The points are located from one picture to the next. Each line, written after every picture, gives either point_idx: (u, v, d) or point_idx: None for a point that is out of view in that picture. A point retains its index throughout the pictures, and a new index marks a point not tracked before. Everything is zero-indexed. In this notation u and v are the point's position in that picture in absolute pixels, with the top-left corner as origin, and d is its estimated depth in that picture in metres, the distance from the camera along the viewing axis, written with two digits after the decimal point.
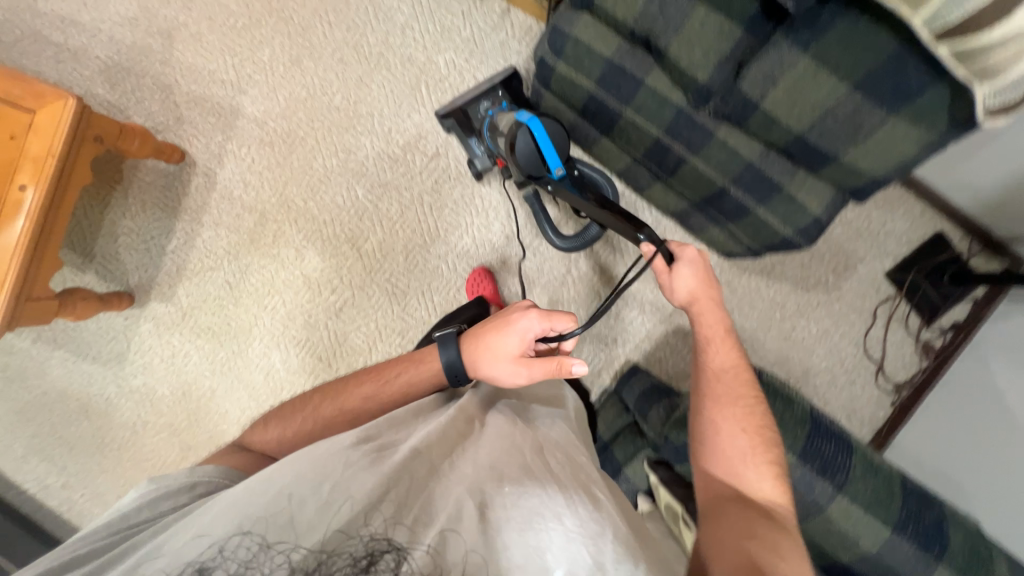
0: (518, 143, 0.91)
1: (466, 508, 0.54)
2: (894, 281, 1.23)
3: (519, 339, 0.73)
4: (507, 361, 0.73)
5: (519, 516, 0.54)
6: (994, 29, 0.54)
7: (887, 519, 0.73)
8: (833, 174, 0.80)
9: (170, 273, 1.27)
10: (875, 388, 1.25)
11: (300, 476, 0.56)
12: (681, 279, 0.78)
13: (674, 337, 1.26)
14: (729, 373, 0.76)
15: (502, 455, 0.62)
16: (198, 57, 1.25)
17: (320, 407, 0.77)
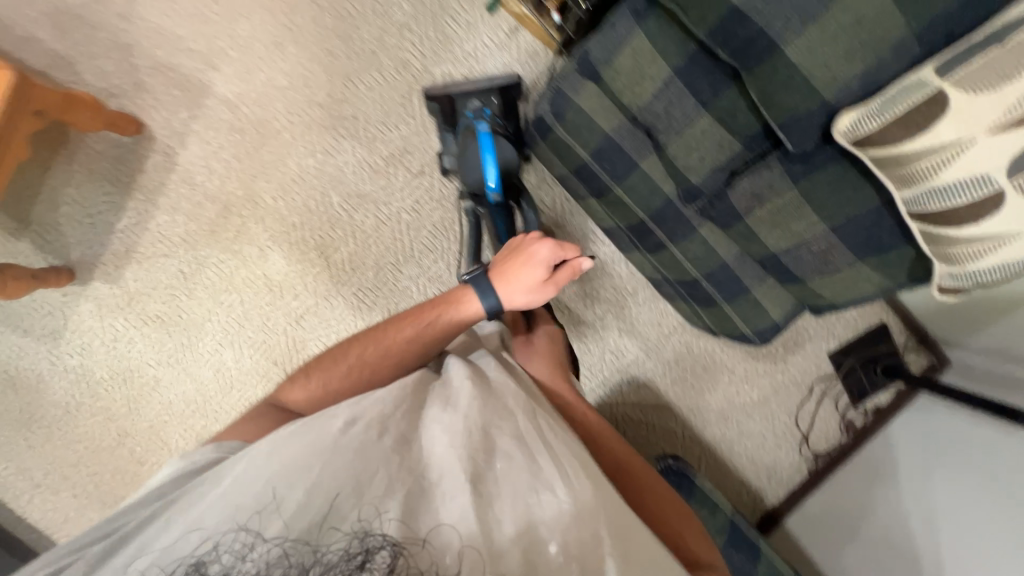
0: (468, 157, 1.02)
1: (454, 483, 0.49)
2: (835, 361, 1.31)
3: (541, 266, 0.73)
4: (536, 288, 0.73)
5: (510, 487, 0.51)
6: (971, 226, 0.60)
7: None
8: (797, 290, 0.84)
9: (117, 254, 1.19)
10: (797, 455, 1.34)
11: (294, 453, 0.51)
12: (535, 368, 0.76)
13: (627, 385, 1.32)
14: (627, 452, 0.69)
15: (494, 418, 0.57)
16: (166, 21, 1.12)
17: (357, 356, 0.68)
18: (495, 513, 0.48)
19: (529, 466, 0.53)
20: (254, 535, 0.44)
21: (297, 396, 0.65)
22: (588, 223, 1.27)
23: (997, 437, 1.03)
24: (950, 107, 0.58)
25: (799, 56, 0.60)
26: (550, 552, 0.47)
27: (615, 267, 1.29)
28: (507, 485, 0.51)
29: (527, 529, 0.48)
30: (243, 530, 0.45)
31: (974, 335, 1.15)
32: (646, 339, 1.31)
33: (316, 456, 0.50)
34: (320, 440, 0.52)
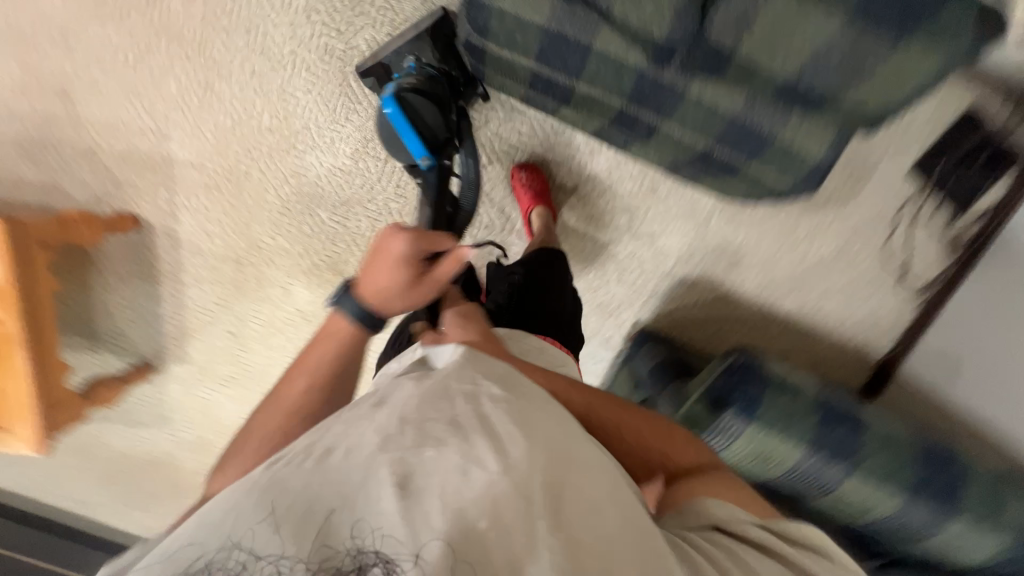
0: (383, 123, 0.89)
1: (383, 481, 0.43)
2: (917, 175, 1.08)
3: (400, 268, 0.64)
4: (403, 292, 0.65)
5: (447, 469, 0.43)
6: None
7: (899, 489, 0.82)
8: (832, 114, 0.68)
9: (175, 336, 1.30)
10: (896, 295, 1.17)
11: (212, 505, 0.44)
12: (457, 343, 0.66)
13: (679, 288, 1.22)
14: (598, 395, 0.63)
15: (427, 409, 0.48)
16: (106, 110, 1.12)
17: (260, 434, 0.59)
18: (431, 502, 0.42)
19: (467, 444, 0.45)
20: (221, 552, 0.40)
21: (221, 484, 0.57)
22: (576, 135, 1.13)
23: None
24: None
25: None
26: (480, 530, 0.42)
27: (622, 171, 1.13)
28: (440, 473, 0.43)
29: (489, 511, 0.43)
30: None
31: None
32: (684, 234, 1.17)
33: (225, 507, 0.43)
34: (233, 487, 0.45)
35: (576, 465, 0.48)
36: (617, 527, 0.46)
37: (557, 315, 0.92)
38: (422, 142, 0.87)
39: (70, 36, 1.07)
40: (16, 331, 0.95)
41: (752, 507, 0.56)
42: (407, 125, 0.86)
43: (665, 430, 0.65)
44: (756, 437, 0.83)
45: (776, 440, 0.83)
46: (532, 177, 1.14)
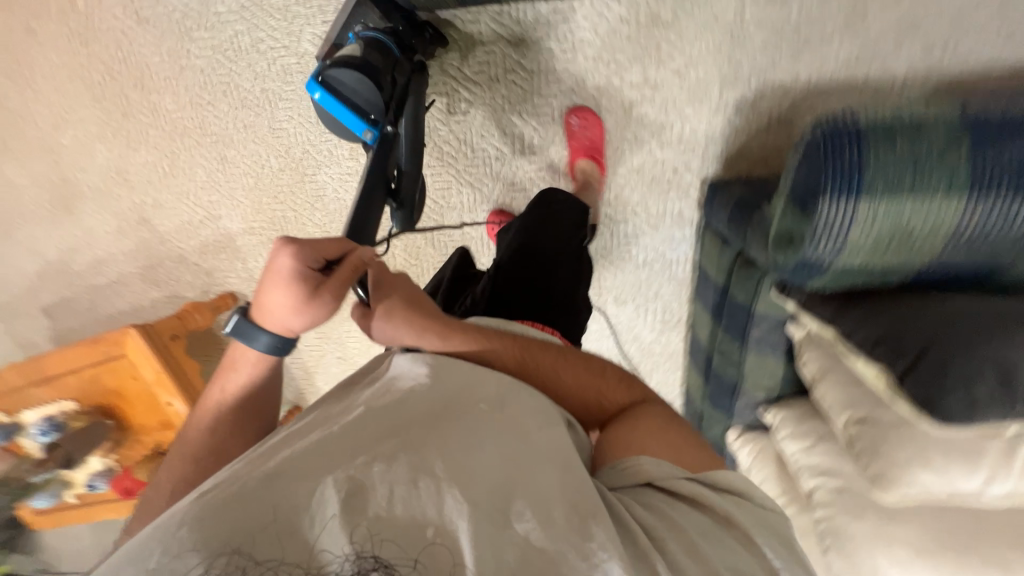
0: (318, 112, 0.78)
1: (330, 491, 0.41)
2: None
3: (293, 284, 0.55)
4: (303, 308, 0.56)
5: (400, 480, 0.42)
6: None
7: None
8: None
9: (304, 376, 1.50)
10: None
11: (149, 534, 0.40)
12: (391, 325, 0.63)
13: (741, 117, 0.97)
14: (534, 347, 0.63)
15: (378, 428, 0.47)
16: (175, 219, 1.32)
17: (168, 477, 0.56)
18: (376, 518, 0.40)
19: (420, 453, 0.45)
20: (216, 560, 0.37)
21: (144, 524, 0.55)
22: (540, 5, 0.96)
23: None
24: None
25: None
26: (431, 536, 0.40)
27: (611, 18, 0.94)
28: (400, 482, 0.42)
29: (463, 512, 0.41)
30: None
31: None
32: (718, 52, 0.93)
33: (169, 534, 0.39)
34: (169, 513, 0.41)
35: (526, 465, 0.47)
36: (565, 520, 0.43)
37: (549, 292, 0.83)
38: (358, 119, 0.75)
39: (127, 173, 1.29)
40: (183, 406, 1.18)
41: (688, 462, 0.54)
42: (339, 105, 0.74)
43: (599, 369, 0.64)
44: (881, 216, 0.57)
45: (906, 201, 0.57)
46: (591, 131, 1.02)
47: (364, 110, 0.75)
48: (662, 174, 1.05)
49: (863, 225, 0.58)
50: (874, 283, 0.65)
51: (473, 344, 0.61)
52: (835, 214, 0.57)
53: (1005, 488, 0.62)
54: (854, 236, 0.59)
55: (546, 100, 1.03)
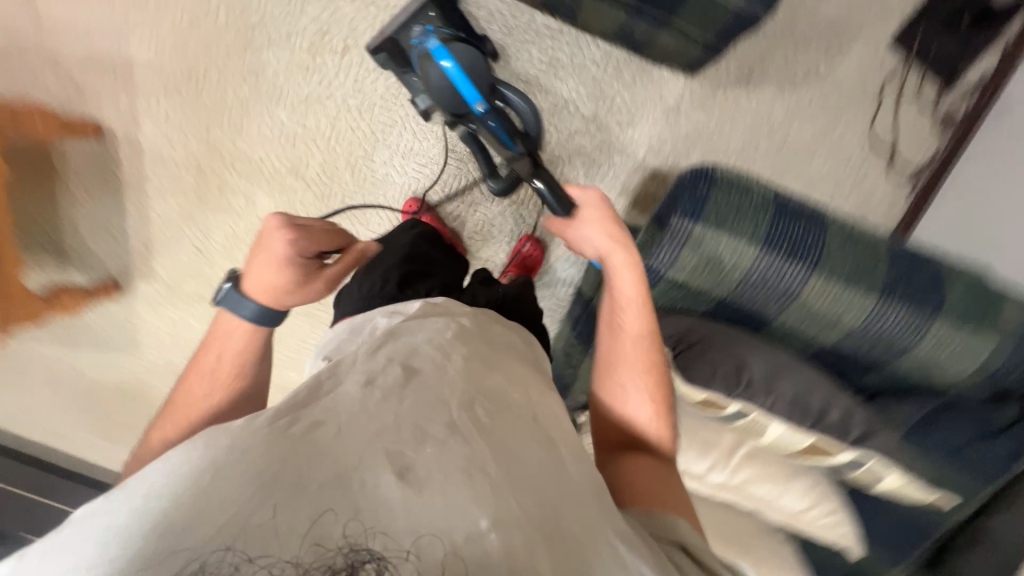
0: (434, 80, 0.85)
1: (378, 467, 0.40)
2: (898, 48, 1.06)
3: (283, 246, 0.59)
4: (278, 267, 0.59)
5: (448, 472, 0.41)
6: None
7: (993, 331, 0.59)
8: None
9: (141, 252, 1.28)
10: (887, 182, 1.11)
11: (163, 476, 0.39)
12: (591, 233, 0.65)
13: (653, 184, 1.14)
14: (647, 374, 0.61)
15: (421, 407, 0.45)
16: (74, 16, 1.13)
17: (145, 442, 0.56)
18: (433, 513, 0.38)
19: (470, 454, 0.42)
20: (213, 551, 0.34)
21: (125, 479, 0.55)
22: (536, 16, 1.08)
23: None
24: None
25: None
26: (489, 536, 0.38)
27: (586, 56, 1.10)
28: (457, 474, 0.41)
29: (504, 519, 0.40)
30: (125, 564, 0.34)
31: None
32: (655, 122, 1.12)
33: (221, 470, 0.38)
34: (216, 442, 0.41)
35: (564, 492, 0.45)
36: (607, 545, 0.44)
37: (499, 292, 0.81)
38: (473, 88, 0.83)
39: None
40: None
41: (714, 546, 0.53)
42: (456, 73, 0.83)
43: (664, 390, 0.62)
44: (712, 238, 0.60)
45: (744, 249, 0.60)
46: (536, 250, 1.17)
47: (478, 80, 0.84)
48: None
49: (699, 254, 0.61)
50: (693, 304, 0.67)
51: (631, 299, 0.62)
52: (678, 232, 0.61)
53: (717, 475, 0.83)
54: (687, 261, 0.62)
55: None
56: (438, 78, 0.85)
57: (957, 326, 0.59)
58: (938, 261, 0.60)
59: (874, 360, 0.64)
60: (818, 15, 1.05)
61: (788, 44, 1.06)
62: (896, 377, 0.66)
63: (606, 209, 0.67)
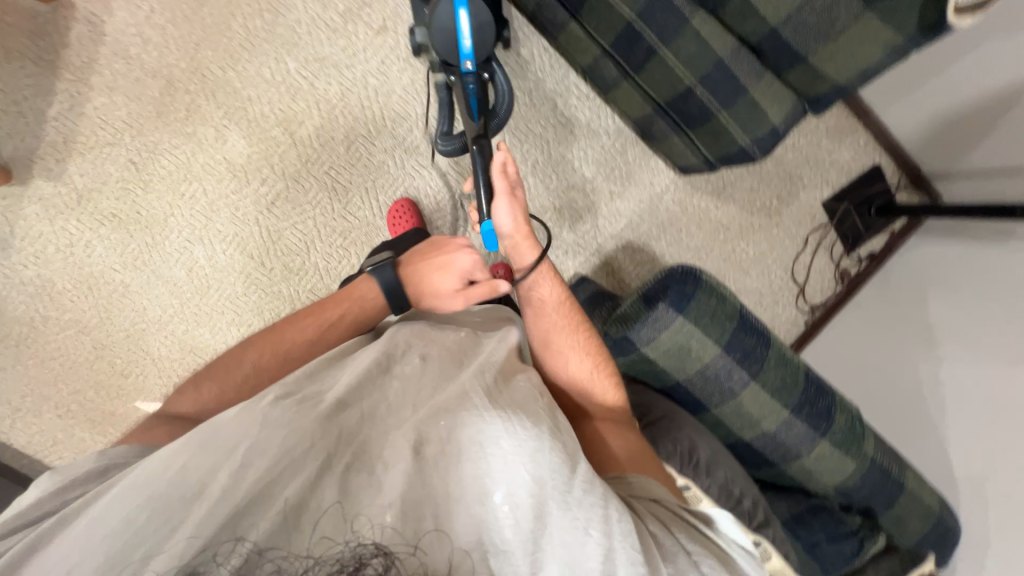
0: (438, 20, 0.79)
1: (400, 450, 0.48)
2: (829, 209, 1.31)
3: (462, 260, 0.68)
4: (448, 271, 0.68)
5: (459, 451, 0.49)
6: None
7: (853, 455, 0.77)
8: (798, 79, 0.79)
9: (56, 146, 1.07)
10: (794, 309, 1.35)
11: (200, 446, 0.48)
12: (503, 211, 0.71)
13: (623, 253, 1.26)
14: (575, 335, 0.70)
15: (438, 392, 0.55)
16: None
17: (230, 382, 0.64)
18: (450, 487, 0.47)
19: (473, 421, 0.50)
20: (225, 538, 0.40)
21: (183, 407, 0.62)
22: (570, 76, 1.17)
23: (989, 255, 1.07)
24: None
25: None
26: (498, 504, 0.47)
27: (601, 125, 1.20)
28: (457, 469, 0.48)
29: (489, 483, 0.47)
30: (162, 529, 0.41)
31: (969, 154, 1.13)
32: (639, 201, 1.25)
33: (254, 446, 0.46)
34: (245, 428, 0.48)
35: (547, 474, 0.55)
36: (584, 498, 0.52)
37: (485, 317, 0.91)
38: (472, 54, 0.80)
39: None
40: None
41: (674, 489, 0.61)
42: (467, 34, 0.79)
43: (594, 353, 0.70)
44: (686, 330, 0.71)
45: (709, 347, 0.71)
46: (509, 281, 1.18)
47: (480, 42, 0.80)
48: (561, 243, 1.21)
49: (673, 340, 0.71)
50: (652, 377, 0.76)
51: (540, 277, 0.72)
52: (661, 316, 0.70)
53: None
54: (662, 344, 0.72)
55: (530, 131, 1.17)
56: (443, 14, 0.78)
57: (834, 447, 0.76)
58: (834, 395, 0.77)
59: (772, 461, 0.78)
60: (784, 162, 1.27)
61: (756, 176, 1.27)
62: (783, 477, 0.81)
63: (502, 184, 0.72)
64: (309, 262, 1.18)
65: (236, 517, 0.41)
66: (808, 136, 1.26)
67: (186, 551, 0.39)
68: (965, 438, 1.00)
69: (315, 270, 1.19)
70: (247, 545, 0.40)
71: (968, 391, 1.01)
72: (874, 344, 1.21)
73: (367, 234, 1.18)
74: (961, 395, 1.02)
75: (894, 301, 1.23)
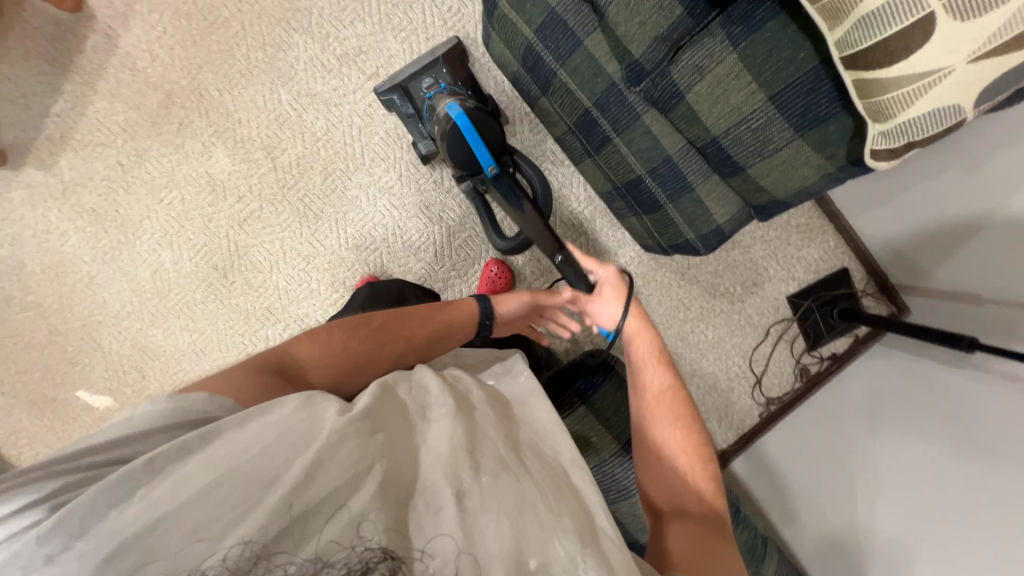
0: (452, 143, 0.91)
1: (441, 495, 0.46)
2: (793, 304, 1.30)
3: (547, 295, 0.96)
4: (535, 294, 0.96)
5: (500, 503, 0.46)
6: (914, 106, 0.54)
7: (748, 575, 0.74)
8: (741, 186, 0.80)
9: (52, 139, 1.13)
10: (749, 399, 1.33)
11: (279, 434, 0.48)
12: (605, 308, 0.86)
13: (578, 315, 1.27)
14: (676, 425, 0.69)
15: (475, 439, 0.53)
16: None
17: (347, 345, 0.70)
18: (486, 538, 0.44)
19: (517, 487, 0.49)
20: (286, 525, 0.40)
21: (296, 349, 0.69)
22: (548, 141, 1.21)
23: (935, 371, 1.07)
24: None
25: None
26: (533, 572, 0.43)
27: (574, 191, 1.23)
28: (493, 508, 0.46)
29: (514, 542, 0.44)
30: (237, 510, 0.41)
31: (936, 270, 1.11)
32: None
33: (324, 449, 0.45)
34: (318, 430, 0.49)
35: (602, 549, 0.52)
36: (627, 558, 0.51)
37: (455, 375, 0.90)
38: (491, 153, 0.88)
39: None
40: None
41: None
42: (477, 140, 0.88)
43: (700, 451, 0.68)
44: None
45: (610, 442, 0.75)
46: (503, 275, 1.19)
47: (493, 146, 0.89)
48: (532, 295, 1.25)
49: None
50: None
51: (643, 360, 0.77)
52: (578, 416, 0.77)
53: None
54: None
55: None
56: (451, 132, 0.90)
57: None
58: None
59: None
60: (752, 253, 1.28)
61: (721, 261, 1.28)
62: None
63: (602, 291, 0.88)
64: (271, 280, 1.21)
65: (295, 512, 0.41)
66: (778, 230, 1.27)
67: (249, 537, 0.39)
68: (960, 558, 0.88)
69: (274, 288, 1.21)
70: (260, 547, 0.39)
71: (926, 508, 0.96)
72: (822, 449, 1.18)
73: (331, 262, 1.21)
74: (916, 502, 0.98)
75: (843, 410, 1.21)
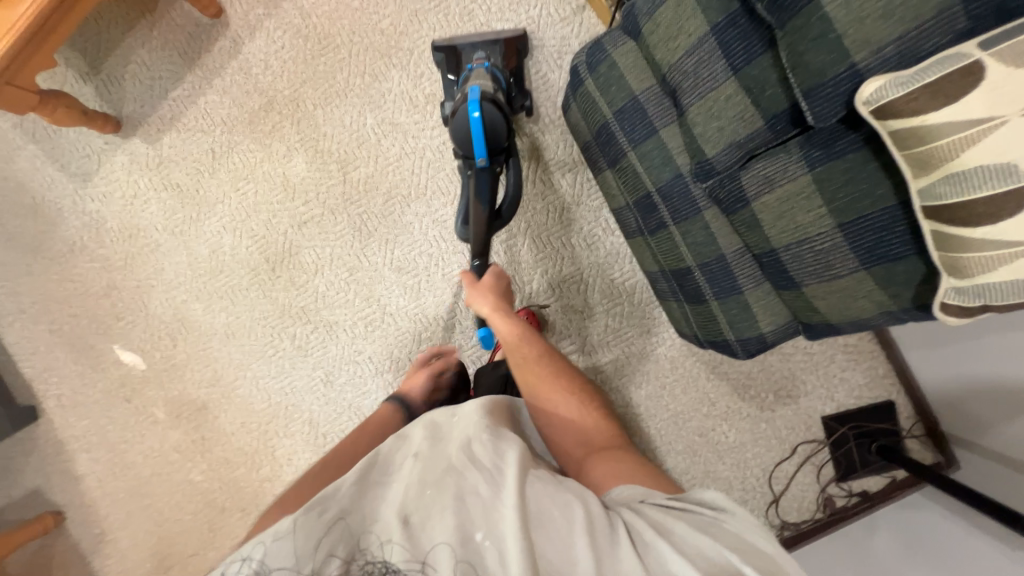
0: (457, 120, 0.90)
1: (391, 524, 0.51)
2: (827, 426, 1.21)
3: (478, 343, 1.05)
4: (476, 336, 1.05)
5: (439, 505, 0.53)
6: (997, 271, 0.53)
7: None
8: (792, 301, 0.78)
9: (163, 119, 1.26)
10: (763, 517, 1.22)
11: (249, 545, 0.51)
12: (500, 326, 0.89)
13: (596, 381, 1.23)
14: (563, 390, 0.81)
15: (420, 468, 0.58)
16: None
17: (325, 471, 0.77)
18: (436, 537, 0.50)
19: (457, 484, 0.55)
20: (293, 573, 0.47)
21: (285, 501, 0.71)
22: (603, 209, 1.23)
23: (952, 529, 1.04)
24: (984, 80, 0.50)
25: (835, 6, 0.56)
26: (479, 541, 0.50)
27: (617, 262, 1.23)
28: (446, 511, 0.52)
29: (465, 529, 0.51)
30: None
31: (994, 430, 1.02)
32: (631, 345, 1.24)
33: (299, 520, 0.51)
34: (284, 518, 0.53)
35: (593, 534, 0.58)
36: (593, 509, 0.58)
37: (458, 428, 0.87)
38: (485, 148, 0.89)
39: None
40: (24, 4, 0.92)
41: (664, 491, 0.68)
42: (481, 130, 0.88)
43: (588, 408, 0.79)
44: None
45: None
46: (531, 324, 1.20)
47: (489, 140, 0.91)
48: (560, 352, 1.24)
49: None
50: None
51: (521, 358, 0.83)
52: None
53: None
54: None
55: (550, 244, 1.23)
56: (460, 119, 0.89)
57: None
58: None
59: None
60: (791, 361, 1.22)
61: (757, 363, 1.23)
62: None
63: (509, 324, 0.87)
64: (313, 282, 1.26)
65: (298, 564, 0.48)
66: (823, 344, 1.21)
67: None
68: None
69: (313, 291, 1.26)
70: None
71: None
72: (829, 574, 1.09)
73: (371, 279, 1.25)
74: None
75: (860, 543, 1.14)
